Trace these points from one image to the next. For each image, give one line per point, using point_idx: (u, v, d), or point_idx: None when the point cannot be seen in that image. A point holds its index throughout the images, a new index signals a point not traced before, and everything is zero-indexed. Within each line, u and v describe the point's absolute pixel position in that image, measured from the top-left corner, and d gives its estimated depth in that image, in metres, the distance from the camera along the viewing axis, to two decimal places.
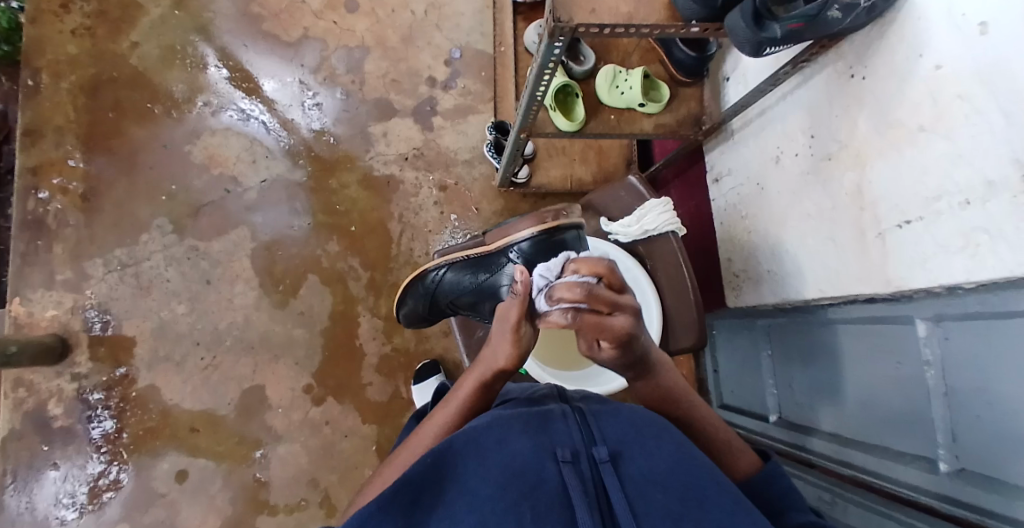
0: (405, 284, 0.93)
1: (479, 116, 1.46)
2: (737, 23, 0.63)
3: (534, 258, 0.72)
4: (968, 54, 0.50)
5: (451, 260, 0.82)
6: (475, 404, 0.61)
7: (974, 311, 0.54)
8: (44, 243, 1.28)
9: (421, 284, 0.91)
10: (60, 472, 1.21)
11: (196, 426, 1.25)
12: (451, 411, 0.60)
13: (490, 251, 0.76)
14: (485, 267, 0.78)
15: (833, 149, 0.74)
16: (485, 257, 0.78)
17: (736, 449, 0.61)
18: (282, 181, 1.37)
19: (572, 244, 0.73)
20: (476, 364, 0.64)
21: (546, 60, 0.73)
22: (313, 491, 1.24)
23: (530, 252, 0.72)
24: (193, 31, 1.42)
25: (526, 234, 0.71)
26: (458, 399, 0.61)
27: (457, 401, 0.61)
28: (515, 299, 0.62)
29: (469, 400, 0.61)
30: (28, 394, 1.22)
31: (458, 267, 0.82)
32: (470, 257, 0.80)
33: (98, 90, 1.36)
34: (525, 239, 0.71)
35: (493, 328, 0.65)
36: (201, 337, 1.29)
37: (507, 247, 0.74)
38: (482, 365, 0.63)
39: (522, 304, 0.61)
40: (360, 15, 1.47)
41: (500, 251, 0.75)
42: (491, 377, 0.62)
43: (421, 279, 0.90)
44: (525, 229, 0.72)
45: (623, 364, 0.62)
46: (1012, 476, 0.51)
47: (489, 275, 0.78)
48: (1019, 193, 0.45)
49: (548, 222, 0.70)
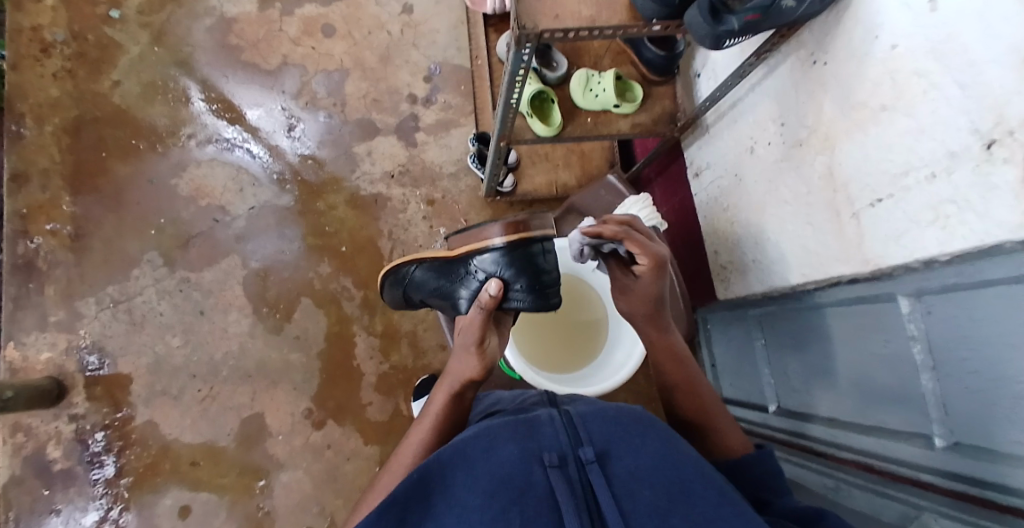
0: (379, 275, 0.86)
1: (461, 128, 1.47)
2: (695, 20, 0.63)
3: (500, 272, 0.66)
4: (920, 30, 0.52)
5: (418, 259, 0.76)
6: (451, 416, 0.62)
7: (952, 283, 0.55)
8: (36, 285, 1.28)
9: (393, 278, 0.83)
10: (62, 516, 1.19)
11: (197, 459, 1.24)
12: (427, 428, 0.61)
13: (455, 256, 0.70)
14: (449, 274, 0.71)
15: (803, 135, 0.75)
16: (449, 262, 0.72)
17: (725, 430, 0.63)
18: (270, 207, 1.37)
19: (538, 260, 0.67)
20: (445, 376, 0.65)
21: (515, 67, 0.74)
22: (319, 516, 1.23)
23: (493, 264, 0.67)
24: (173, 66, 1.44)
25: (494, 242, 0.66)
26: (433, 414, 0.62)
27: (431, 420, 0.62)
28: (478, 312, 0.62)
29: (441, 415, 0.62)
30: (26, 439, 1.21)
31: (424, 269, 0.76)
32: (435, 258, 0.74)
33: (82, 131, 1.37)
34: (491, 249, 0.66)
35: (457, 341, 0.65)
36: (197, 370, 1.28)
37: (472, 254, 0.68)
38: (449, 378, 0.63)
39: (484, 318, 0.63)
40: (338, 39, 1.49)
41: (466, 259, 0.69)
42: (460, 387, 0.62)
43: (392, 272, 0.82)
44: (489, 237, 0.67)
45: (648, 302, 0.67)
46: (1005, 445, 0.52)
47: (453, 282, 0.72)
48: (982, 162, 0.46)
49: (516, 232, 0.66)
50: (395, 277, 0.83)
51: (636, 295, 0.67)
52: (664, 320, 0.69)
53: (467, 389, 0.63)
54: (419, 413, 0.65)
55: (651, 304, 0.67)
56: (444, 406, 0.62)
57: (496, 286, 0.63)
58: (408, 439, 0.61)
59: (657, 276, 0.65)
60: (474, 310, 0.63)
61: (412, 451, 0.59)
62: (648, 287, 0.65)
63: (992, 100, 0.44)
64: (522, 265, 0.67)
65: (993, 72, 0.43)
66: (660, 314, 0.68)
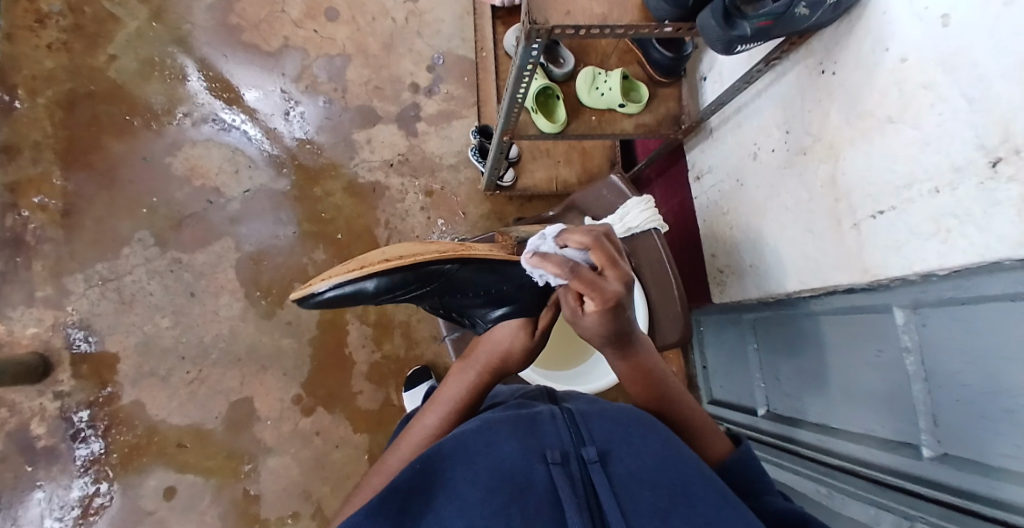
0: (395, 262, 0.56)
1: (463, 120, 1.46)
2: (708, 22, 0.64)
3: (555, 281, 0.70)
4: (931, 43, 0.52)
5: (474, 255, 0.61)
6: (471, 397, 0.64)
7: (949, 296, 0.55)
8: (24, 260, 1.26)
9: (414, 275, 0.58)
10: (45, 493, 1.18)
11: (183, 442, 1.23)
12: (446, 408, 0.62)
13: (519, 258, 0.65)
14: (507, 277, 0.64)
15: (807, 142, 0.75)
16: (510, 264, 0.64)
17: (709, 435, 0.62)
18: (266, 190, 1.36)
19: None
20: (464, 364, 0.67)
21: (524, 62, 0.74)
22: (306, 503, 1.23)
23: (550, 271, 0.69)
24: (171, 43, 1.41)
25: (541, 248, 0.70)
26: (454, 393, 0.63)
27: (450, 399, 0.63)
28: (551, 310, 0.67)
29: (457, 404, 0.62)
30: (10, 414, 1.20)
31: (475, 268, 0.62)
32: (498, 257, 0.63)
33: (75, 105, 1.34)
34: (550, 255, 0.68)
35: (487, 334, 0.68)
36: (186, 352, 1.27)
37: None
38: (478, 366, 0.66)
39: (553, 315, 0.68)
40: (340, 23, 1.47)
41: None
42: (479, 377, 0.65)
43: (420, 268, 0.57)
44: None
45: (606, 336, 0.59)
46: (993, 458, 0.53)
47: (508, 288, 0.64)
48: (986, 178, 0.47)
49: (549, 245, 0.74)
50: (419, 270, 0.58)
51: (586, 331, 0.59)
52: (631, 344, 0.64)
53: (485, 379, 0.65)
54: (427, 400, 0.65)
55: (611, 335, 0.59)
56: (465, 389, 0.64)
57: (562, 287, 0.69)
58: (422, 418, 0.62)
59: (608, 314, 0.55)
60: (546, 310, 0.67)
61: (430, 429, 0.60)
62: (596, 325, 0.56)
63: (999, 116, 0.44)
64: None
65: (1001, 89, 0.44)
66: (622, 343, 0.62)
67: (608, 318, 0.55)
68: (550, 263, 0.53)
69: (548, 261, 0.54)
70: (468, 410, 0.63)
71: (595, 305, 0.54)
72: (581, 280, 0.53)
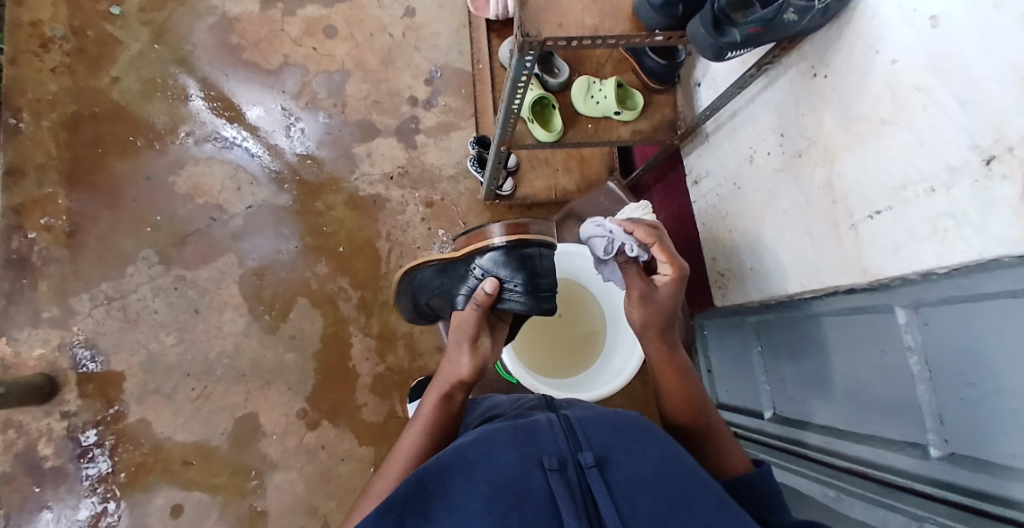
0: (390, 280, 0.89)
1: (462, 131, 1.47)
2: (698, 31, 0.65)
3: (496, 274, 0.70)
4: (921, 45, 0.52)
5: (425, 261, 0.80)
6: (445, 415, 0.63)
7: (949, 295, 0.55)
8: (30, 281, 1.27)
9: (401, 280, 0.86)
10: (52, 514, 1.18)
11: (189, 459, 1.23)
12: (421, 429, 0.62)
13: (461, 255, 0.74)
14: (452, 275, 0.76)
15: (803, 145, 0.76)
16: (455, 261, 0.76)
17: (727, 450, 0.63)
18: (268, 206, 1.37)
19: (535, 263, 0.71)
20: (436, 379, 0.67)
21: (518, 73, 0.75)
22: (312, 518, 1.22)
23: (490, 265, 0.71)
24: (173, 63, 1.43)
25: (496, 240, 0.70)
26: (426, 412, 0.63)
27: (424, 418, 0.63)
28: (475, 309, 0.67)
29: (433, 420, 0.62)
30: (17, 435, 1.20)
31: (428, 272, 0.80)
32: (444, 259, 0.77)
33: (79, 126, 1.36)
34: (494, 250, 0.70)
35: (450, 344, 0.68)
36: (191, 368, 1.27)
37: (472, 256, 0.72)
38: (440, 380, 0.65)
39: (479, 315, 0.67)
40: (339, 40, 1.49)
41: (465, 260, 0.73)
42: (450, 388, 0.64)
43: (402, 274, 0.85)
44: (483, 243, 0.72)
45: (664, 316, 0.72)
46: (1000, 457, 0.52)
47: (454, 284, 0.76)
48: (980, 177, 0.47)
49: (517, 232, 0.70)
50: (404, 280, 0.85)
51: (654, 309, 0.72)
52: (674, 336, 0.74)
53: (457, 392, 0.65)
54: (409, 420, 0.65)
55: (668, 316, 0.72)
56: (435, 405, 0.64)
57: (490, 285, 0.67)
58: (401, 441, 0.62)
59: (677, 285, 0.72)
60: (472, 306, 0.68)
61: (408, 451, 0.59)
62: (667, 298, 0.71)
63: (991, 115, 0.44)
64: (519, 268, 0.70)
65: (992, 90, 0.44)
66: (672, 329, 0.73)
67: (678, 290, 0.72)
68: (642, 229, 0.74)
69: (638, 228, 0.74)
70: (445, 427, 0.63)
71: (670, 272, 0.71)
72: (665, 247, 0.72)
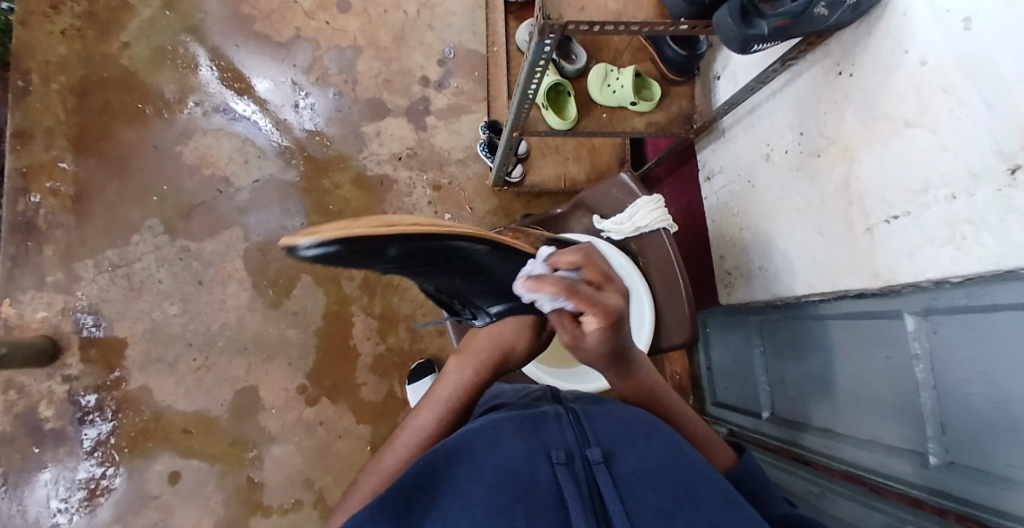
0: (420, 233, 0.52)
1: (472, 115, 1.46)
2: (724, 21, 0.63)
3: None
4: (950, 45, 0.51)
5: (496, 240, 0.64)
6: (465, 395, 0.64)
7: (963, 303, 0.54)
8: (35, 245, 1.27)
9: (439, 245, 0.55)
10: (50, 474, 1.20)
11: (189, 428, 1.24)
12: (439, 408, 0.61)
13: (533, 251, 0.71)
14: (516, 269, 0.69)
15: (822, 145, 0.74)
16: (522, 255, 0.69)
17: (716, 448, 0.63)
18: (274, 181, 1.36)
19: None
20: (465, 355, 0.69)
21: (536, 57, 0.73)
22: (307, 491, 1.23)
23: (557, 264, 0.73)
24: (183, 31, 1.41)
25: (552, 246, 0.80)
26: (446, 394, 0.63)
27: (445, 398, 0.62)
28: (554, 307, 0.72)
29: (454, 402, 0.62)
30: (19, 396, 1.21)
31: (497, 253, 0.65)
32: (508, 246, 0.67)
33: (88, 92, 1.35)
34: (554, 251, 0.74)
35: (494, 329, 0.71)
36: (193, 339, 1.28)
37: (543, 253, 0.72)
38: (475, 359, 0.68)
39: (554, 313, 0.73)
40: (352, 15, 1.47)
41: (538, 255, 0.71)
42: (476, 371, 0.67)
43: (450, 241, 0.56)
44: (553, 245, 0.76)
45: (606, 357, 0.61)
46: (1000, 468, 0.52)
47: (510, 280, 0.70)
48: (1004, 185, 0.46)
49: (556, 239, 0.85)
50: (453, 244, 0.57)
51: (588, 355, 0.60)
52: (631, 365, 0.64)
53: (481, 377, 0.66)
54: (424, 394, 0.64)
55: (611, 355, 0.61)
56: (459, 388, 0.64)
57: None
58: (416, 417, 0.61)
59: (607, 334, 0.58)
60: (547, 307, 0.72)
61: (421, 429, 0.59)
62: (598, 345, 0.58)
63: (1019, 120, 0.43)
64: None
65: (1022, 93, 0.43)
66: (622, 362, 0.63)
67: (609, 336, 0.58)
68: (547, 282, 0.56)
69: (543, 282, 0.57)
70: (461, 411, 0.63)
71: (596, 321, 0.57)
72: (578, 297, 0.56)
